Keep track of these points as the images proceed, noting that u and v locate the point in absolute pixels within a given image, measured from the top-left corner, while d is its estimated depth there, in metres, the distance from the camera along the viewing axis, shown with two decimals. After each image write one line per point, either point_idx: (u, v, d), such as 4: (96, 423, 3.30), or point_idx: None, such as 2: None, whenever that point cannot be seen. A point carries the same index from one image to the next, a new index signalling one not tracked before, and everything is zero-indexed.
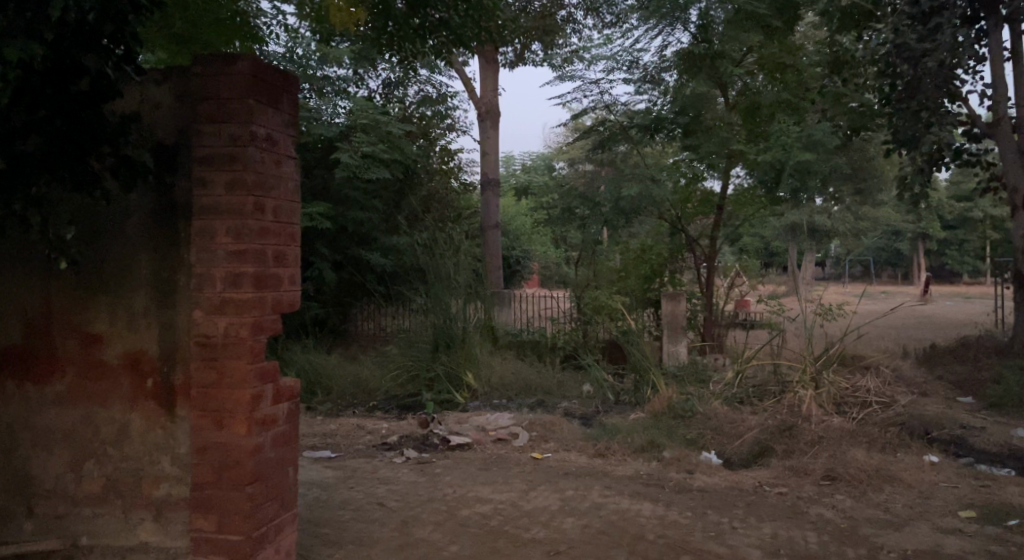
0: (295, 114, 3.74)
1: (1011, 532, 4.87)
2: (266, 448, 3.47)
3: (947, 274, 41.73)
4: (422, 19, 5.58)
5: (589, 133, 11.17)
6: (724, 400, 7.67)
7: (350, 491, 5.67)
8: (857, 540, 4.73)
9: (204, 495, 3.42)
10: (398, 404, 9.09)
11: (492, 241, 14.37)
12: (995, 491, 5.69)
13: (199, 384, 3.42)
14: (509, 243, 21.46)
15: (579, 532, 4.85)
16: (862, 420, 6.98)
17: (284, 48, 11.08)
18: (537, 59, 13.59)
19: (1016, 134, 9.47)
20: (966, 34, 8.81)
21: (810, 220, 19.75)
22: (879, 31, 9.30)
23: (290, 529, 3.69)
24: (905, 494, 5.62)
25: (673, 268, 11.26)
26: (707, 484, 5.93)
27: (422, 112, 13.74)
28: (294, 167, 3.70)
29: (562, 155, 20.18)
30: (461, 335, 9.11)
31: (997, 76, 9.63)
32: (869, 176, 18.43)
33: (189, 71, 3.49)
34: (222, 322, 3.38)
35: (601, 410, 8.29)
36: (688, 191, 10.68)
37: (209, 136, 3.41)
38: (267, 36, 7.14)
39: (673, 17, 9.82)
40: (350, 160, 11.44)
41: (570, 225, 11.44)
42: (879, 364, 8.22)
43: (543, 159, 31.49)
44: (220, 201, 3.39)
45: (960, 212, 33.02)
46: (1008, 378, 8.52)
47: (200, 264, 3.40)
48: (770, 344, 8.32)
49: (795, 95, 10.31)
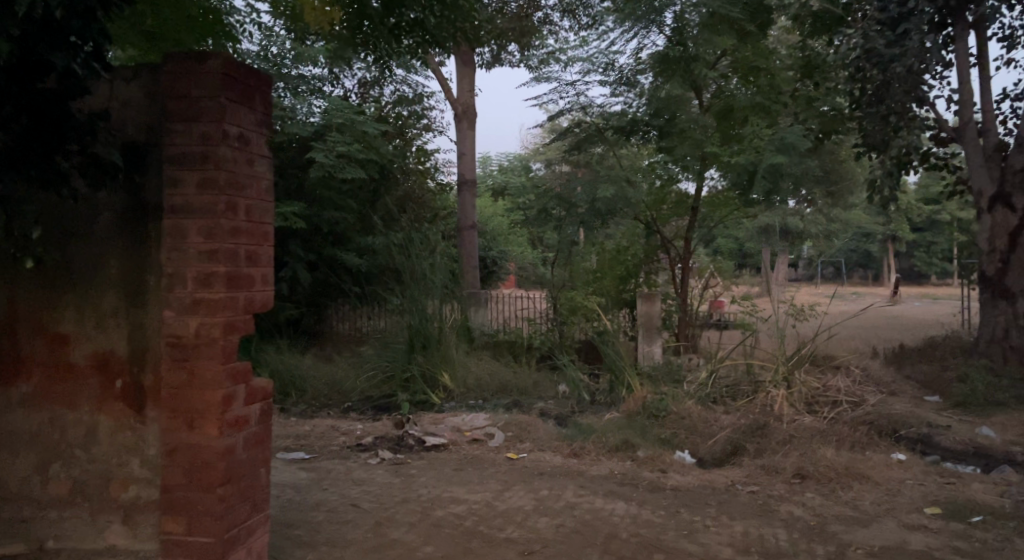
0: (268, 113, 3.70)
1: (975, 528, 4.97)
2: (238, 449, 3.43)
3: (916, 276, 42.49)
4: (398, 18, 5.55)
5: (565, 134, 11.27)
6: (698, 400, 7.74)
7: (323, 492, 5.63)
8: (825, 538, 4.81)
9: (174, 497, 3.37)
10: (372, 405, 8.93)
11: (468, 242, 14.35)
12: (960, 488, 5.80)
13: (169, 385, 3.36)
14: (486, 243, 21.46)
15: (552, 531, 4.87)
16: (833, 419, 7.10)
17: (258, 46, 10.97)
18: (513, 60, 13.60)
19: (982, 138, 9.74)
20: (934, 40, 8.95)
21: (783, 222, 20.01)
22: (850, 36, 9.50)
23: (262, 530, 3.65)
24: (872, 491, 5.71)
25: (649, 269, 11.14)
26: (681, 483, 5.98)
27: (399, 112, 13.71)
28: (267, 166, 3.66)
29: (539, 156, 20.23)
30: (437, 335, 9.09)
31: (963, 81, 9.84)
32: (841, 180, 18.73)
33: (160, 69, 3.44)
34: (193, 322, 3.33)
35: (577, 410, 8.32)
36: (663, 193, 10.95)
37: (180, 134, 3.36)
38: (242, 34, 7.06)
39: (648, 20, 9.85)
40: (325, 159, 11.36)
41: (547, 225, 11.70)
42: (849, 365, 8.34)
43: (520, 159, 31.53)
44: (191, 200, 3.34)
45: (927, 214, 33.70)
46: (973, 378, 8.70)
47: (171, 264, 3.36)
48: (744, 344, 8.43)
49: (768, 98, 10.22)
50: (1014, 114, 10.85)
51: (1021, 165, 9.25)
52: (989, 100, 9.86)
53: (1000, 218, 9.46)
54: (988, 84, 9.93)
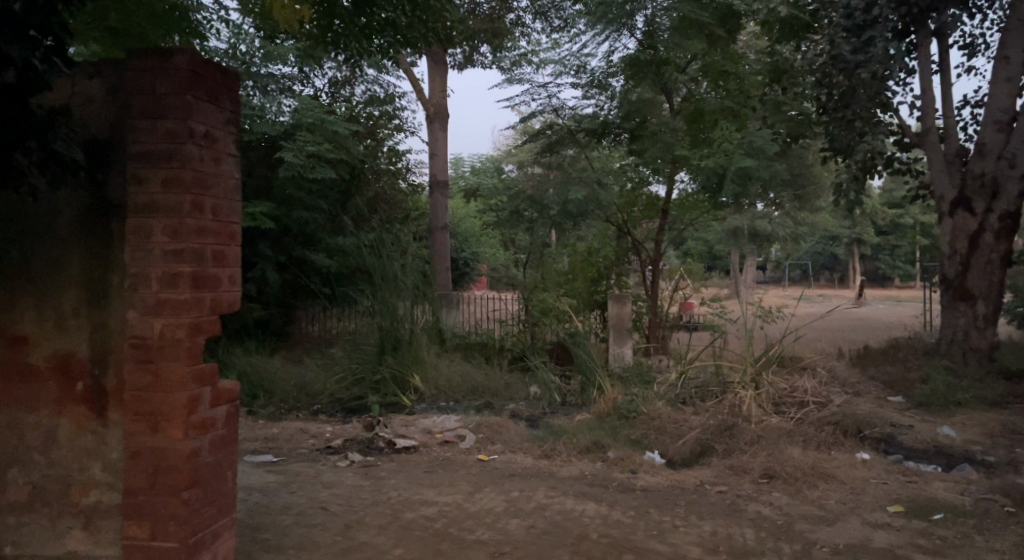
0: (236, 111, 3.65)
1: (936, 525, 5.08)
2: (203, 452, 3.38)
3: (880, 279, 43.28)
4: (369, 19, 5.54)
5: (537, 136, 11.28)
6: (667, 400, 7.80)
7: (291, 496, 5.56)
8: (792, 536, 4.87)
9: (138, 502, 3.31)
10: (343, 407, 8.88)
11: (440, 243, 14.31)
12: (922, 486, 5.92)
13: (132, 386, 3.30)
14: (458, 244, 21.42)
15: (523, 532, 4.87)
16: (800, 420, 7.21)
17: (226, 44, 10.83)
18: (485, 61, 13.58)
19: (944, 144, 9.99)
20: (897, 47, 9.20)
21: (751, 225, 20.29)
22: (816, 44, 10.00)
23: (228, 533, 3.60)
24: (838, 490, 5.80)
25: (620, 270, 11.21)
26: (650, 484, 6.01)
27: (370, 112, 13.63)
28: (234, 165, 3.61)
29: (511, 157, 20.27)
30: (407, 337, 9.10)
31: (926, 87, 10.05)
32: (808, 184, 19.06)
33: (124, 65, 3.38)
34: (158, 323, 3.27)
35: (548, 412, 8.33)
36: (634, 195, 10.96)
37: (144, 132, 3.30)
38: (209, 31, 6.95)
39: (619, 23, 9.88)
40: (294, 159, 11.23)
41: (519, 227, 11.75)
42: (816, 366, 8.46)
43: (492, 159, 31.50)
44: (156, 200, 3.28)
45: (892, 218, 34.29)
46: (934, 379, 8.88)
47: (135, 264, 3.30)
48: (713, 345, 8.51)
49: (737, 102, 10.38)
50: (974, 120, 11.12)
51: (981, 170, 9.50)
52: (951, 106, 10.09)
53: (961, 221, 9.67)
54: (949, 91, 10.16)
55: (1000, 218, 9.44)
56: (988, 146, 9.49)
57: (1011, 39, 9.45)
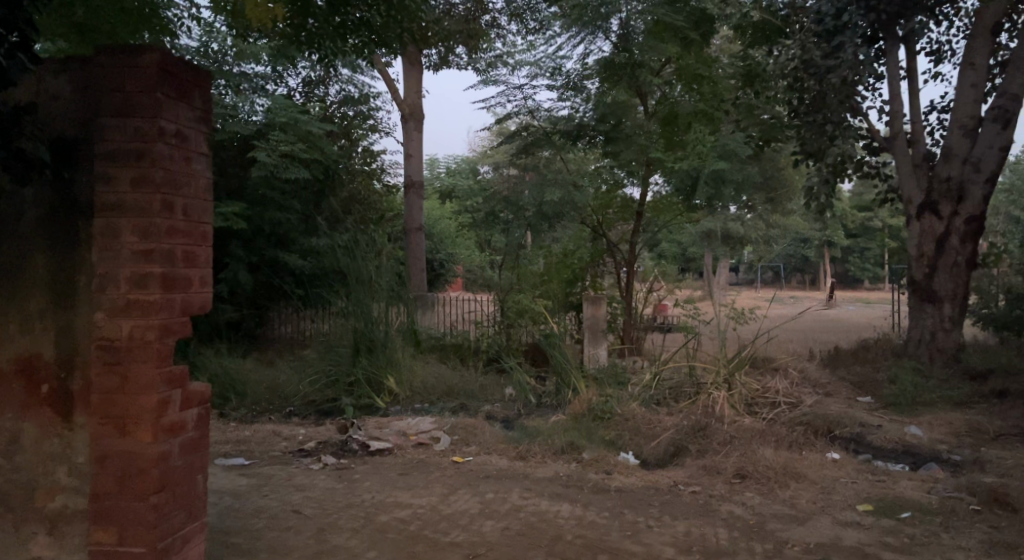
0: (208, 109, 3.60)
1: (903, 524, 5.15)
2: (173, 455, 3.33)
3: (850, 281, 43.96)
4: (344, 18, 5.52)
5: (513, 138, 11.28)
6: (642, 401, 7.83)
7: (264, 499, 5.51)
8: (764, 535, 4.92)
9: (105, 507, 3.25)
10: (316, 409, 8.79)
11: (415, 244, 14.24)
12: (891, 485, 6.01)
13: (100, 389, 3.24)
14: (433, 245, 21.43)
15: (497, 534, 4.86)
16: (771, 420, 7.29)
17: (198, 42, 10.72)
18: (461, 62, 13.59)
19: (911, 148, 10.17)
20: (867, 53, 9.42)
21: (724, 227, 20.49)
22: (787, 47, 9.84)
23: (198, 538, 3.55)
24: (808, 490, 5.86)
25: (594, 272, 11.22)
26: (624, 484, 6.05)
27: (344, 112, 13.55)
28: (206, 164, 3.57)
29: (486, 158, 20.27)
30: (382, 339, 8.99)
31: (894, 92, 10.22)
32: (780, 186, 19.30)
33: (91, 61, 3.30)
34: (127, 324, 3.22)
35: (523, 413, 8.31)
36: (609, 197, 10.84)
37: (113, 130, 3.24)
38: (180, 29, 6.86)
39: (595, 25, 9.92)
40: (267, 159, 11.13)
41: (494, 229, 11.76)
42: (787, 367, 8.56)
43: (467, 160, 31.52)
44: (125, 199, 3.23)
45: (861, 221, 34.84)
46: (902, 379, 9.03)
47: (103, 265, 3.24)
48: (686, 347, 8.57)
49: (710, 106, 10.43)
50: (940, 125, 11.34)
51: (947, 174, 9.67)
52: (918, 111, 10.27)
53: (928, 224, 9.83)
54: (916, 96, 10.34)
55: (966, 222, 9.63)
56: (954, 150, 9.67)
57: (976, 47, 9.65)
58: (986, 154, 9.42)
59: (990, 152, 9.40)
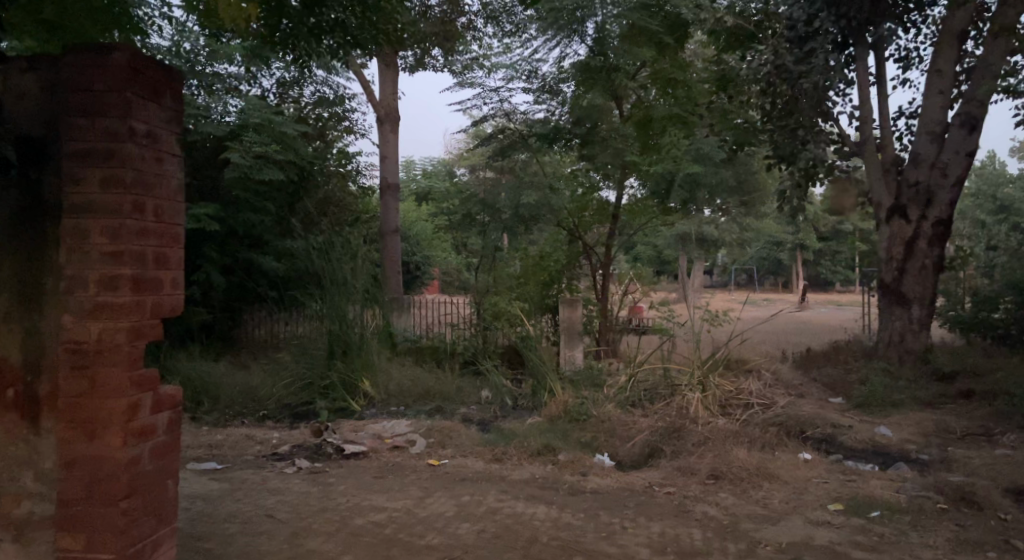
0: (179, 110, 3.56)
1: (873, 522, 5.23)
2: (144, 460, 3.29)
3: (822, 283, 44.57)
4: (320, 19, 5.49)
5: (489, 140, 11.29)
6: (617, 403, 7.87)
7: (236, 503, 5.45)
8: (737, 535, 4.98)
9: (73, 512, 3.19)
10: (290, 412, 8.73)
11: (391, 246, 14.19)
12: (861, 485, 6.09)
13: (67, 393, 3.19)
14: (409, 248, 21.49)
15: (472, 536, 4.86)
16: (745, 421, 7.35)
17: (170, 41, 10.59)
18: (437, 65, 13.57)
19: (881, 152, 10.33)
20: (836, 59, 9.56)
21: (699, 231, 20.72)
22: (760, 52, 9.99)
23: (169, 543, 3.50)
24: (780, 490, 5.93)
25: (570, 275, 11.28)
26: (600, 485, 6.08)
27: (319, 113, 13.45)
28: (177, 166, 3.53)
29: (463, 160, 20.30)
30: (358, 342, 8.97)
31: (863, 98, 10.39)
32: (753, 190, 19.54)
33: (59, 60, 3.25)
34: (95, 328, 3.17)
35: (499, 415, 8.32)
36: (585, 200, 10.99)
37: (82, 129, 3.19)
38: (150, 27, 6.77)
39: (570, 29, 9.96)
40: (241, 160, 11.03)
41: (471, 231, 11.78)
42: (760, 368, 8.68)
43: (443, 162, 31.50)
44: (94, 200, 3.18)
45: (832, 224, 35.31)
46: (872, 380, 9.17)
47: (71, 267, 3.18)
48: (661, 349, 8.64)
49: (684, 110, 10.49)
50: (909, 130, 11.54)
51: (916, 179, 9.83)
52: (887, 116, 10.44)
53: (897, 228, 9.99)
54: (885, 102, 10.51)
55: (933, 226, 9.80)
56: (921, 155, 9.84)
57: (943, 54, 9.83)
58: (953, 159, 9.61)
59: (956, 157, 9.59)
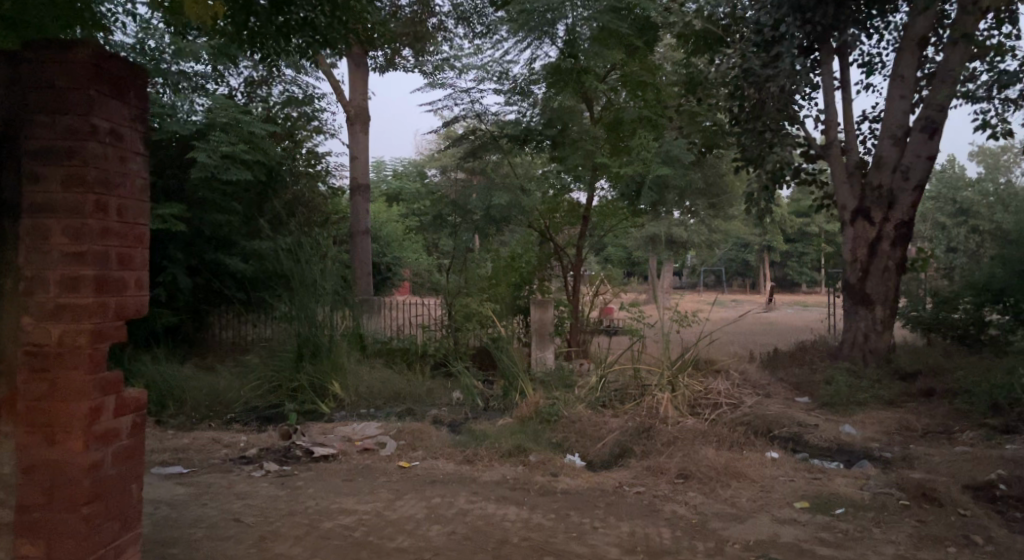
0: (143, 108, 3.50)
1: (838, 519, 5.31)
2: (106, 465, 3.24)
3: (789, 284, 45.20)
4: (288, 17, 5.42)
5: (460, 141, 11.22)
6: (588, 403, 7.90)
7: (202, 508, 5.37)
8: (706, 534, 5.02)
9: (31, 519, 3.10)
10: (258, 413, 8.62)
11: (360, 246, 14.09)
12: (826, 482, 6.19)
13: (27, 397, 3.11)
14: (379, 249, 21.38)
15: (443, 538, 4.84)
16: (713, 420, 7.43)
17: (133, 38, 10.39)
18: (408, 65, 13.51)
19: (846, 156, 10.49)
20: (803, 63, 9.63)
21: (668, 233, 20.90)
22: (727, 57, 10.33)
23: (132, 550, 3.44)
24: (748, 489, 5.99)
25: (542, 276, 11.32)
26: (570, 485, 6.09)
27: (287, 113, 13.09)
28: (142, 164, 3.47)
29: (433, 162, 20.24)
30: (327, 343, 8.92)
31: (828, 101, 10.56)
32: (721, 192, 19.77)
33: (17, 56, 3.18)
34: (56, 330, 3.09)
35: (470, 416, 8.31)
36: (556, 202, 11.07)
37: (41, 126, 3.12)
38: (112, 24, 6.61)
39: (541, 30, 9.88)
40: (208, 159, 10.85)
41: (441, 232, 11.59)
42: (728, 369, 8.77)
43: (413, 163, 31.36)
44: (54, 199, 3.10)
45: (799, 226, 35.80)
46: (837, 380, 9.33)
47: (31, 267, 3.09)
48: (631, 349, 8.68)
49: (654, 113, 10.69)
50: (871, 134, 11.79)
51: (878, 182, 10.02)
52: (850, 120, 10.63)
53: (861, 230, 10.16)
54: (850, 106, 10.70)
55: (895, 227, 10.00)
56: (884, 158, 10.02)
57: (903, 59, 10.03)
58: (914, 163, 9.81)
59: (917, 161, 9.78)
